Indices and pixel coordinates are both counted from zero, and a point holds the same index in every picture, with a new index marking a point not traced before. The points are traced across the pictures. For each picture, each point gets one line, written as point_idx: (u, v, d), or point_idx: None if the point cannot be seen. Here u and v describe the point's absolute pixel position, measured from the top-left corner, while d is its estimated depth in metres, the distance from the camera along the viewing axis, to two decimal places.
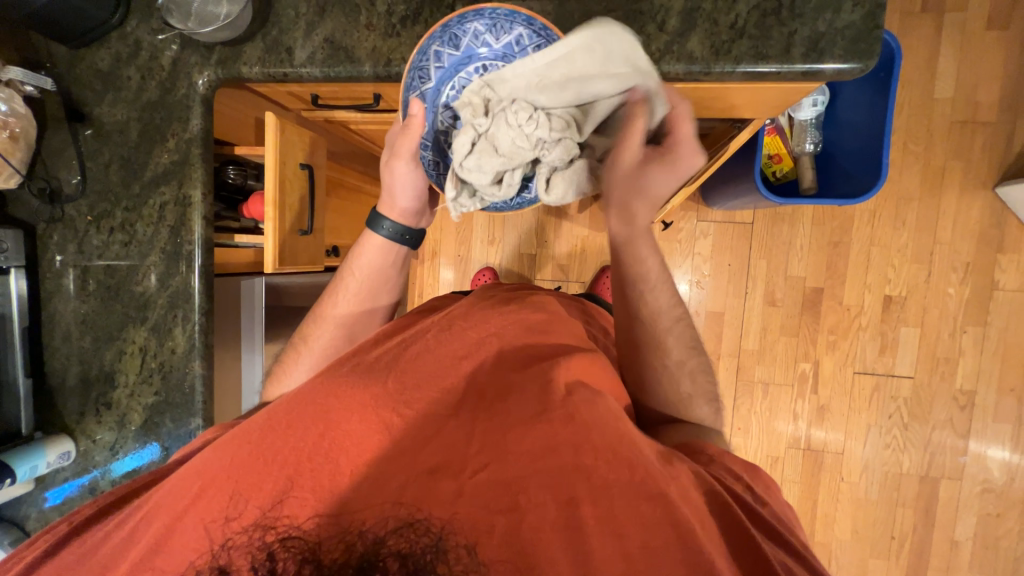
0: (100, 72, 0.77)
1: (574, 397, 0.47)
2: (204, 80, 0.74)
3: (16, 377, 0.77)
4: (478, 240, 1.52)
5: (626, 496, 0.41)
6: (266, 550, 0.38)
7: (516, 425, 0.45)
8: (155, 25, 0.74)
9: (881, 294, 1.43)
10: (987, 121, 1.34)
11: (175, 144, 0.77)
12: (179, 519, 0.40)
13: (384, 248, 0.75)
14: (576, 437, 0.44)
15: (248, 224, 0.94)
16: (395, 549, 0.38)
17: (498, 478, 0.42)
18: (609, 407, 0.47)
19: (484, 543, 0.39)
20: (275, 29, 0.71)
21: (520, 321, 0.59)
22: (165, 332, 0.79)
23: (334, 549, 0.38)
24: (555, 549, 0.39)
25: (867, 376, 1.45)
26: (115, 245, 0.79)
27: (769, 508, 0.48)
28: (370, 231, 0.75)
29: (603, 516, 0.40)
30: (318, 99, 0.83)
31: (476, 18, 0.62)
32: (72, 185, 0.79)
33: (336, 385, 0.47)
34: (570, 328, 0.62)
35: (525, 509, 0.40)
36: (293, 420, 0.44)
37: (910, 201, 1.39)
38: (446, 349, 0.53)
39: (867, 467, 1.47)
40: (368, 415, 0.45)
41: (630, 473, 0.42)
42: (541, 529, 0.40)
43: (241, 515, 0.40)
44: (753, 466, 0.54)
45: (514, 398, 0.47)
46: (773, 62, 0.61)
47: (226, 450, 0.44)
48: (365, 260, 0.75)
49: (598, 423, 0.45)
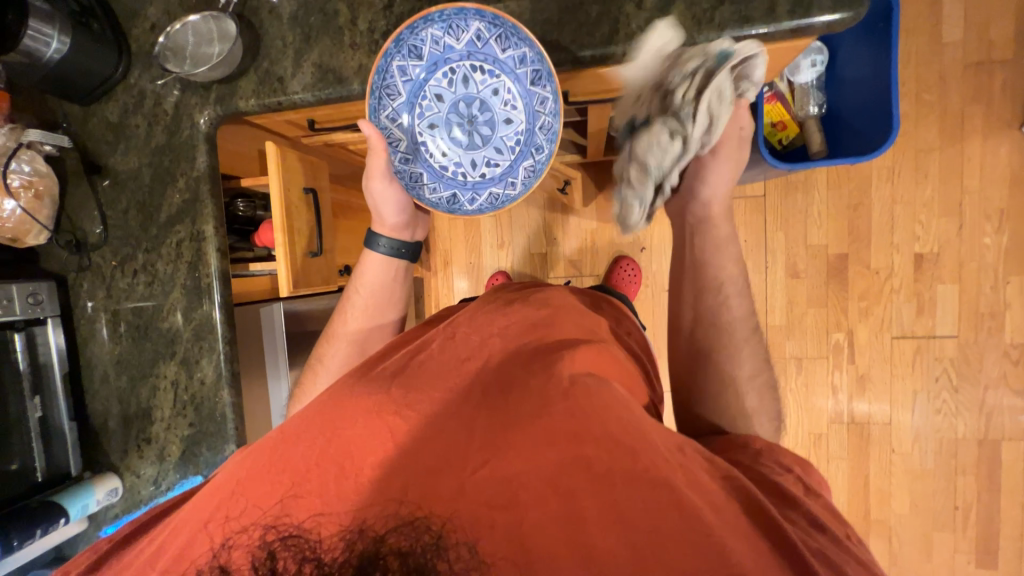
0: (111, 124, 0.81)
1: (578, 389, 0.46)
2: (205, 118, 0.77)
3: (62, 420, 0.81)
4: (488, 246, 1.53)
5: (627, 484, 0.40)
6: (266, 549, 0.39)
7: (515, 421, 0.44)
8: (155, 72, 0.78)
9: (910, 253, 1.36)
10: (1004, 59, 1.28)
11: (185, 184, 0.80)
12: (204, 526, 0.41)
13: (385, 264, 0.80)
14: (576, 430, 0.43)
15: (262, 251, 0.97)
16: (396, 547, 0.37)
17: (498, 474, 0.41)
18: (616, 395, 0.47)
19: (483, 538, 0.38)
20: (266, 60, 0.74)
21: (525, 319, 0.59)
22: (193, 365, 0.82)
23: (335, 548, 0.38)
24: (559, 540, 0.38)
25: (907, 341, 1.38)
26: (140, 285, 0.83)
27: (819, 499, 0.50)
28: (370, 250, 0.80)
29: (603, 505, 0.40)
30: (315, 124, 0.85)
31: (429, 24, 0.65)
32: (96, 234, 0.83)
33: (346, 393, 0.49)
34: (574, 320, 0.61)
35: (526, 503, 0.40)
36: (299, 432, 0.45)
37: (930, 152, 1.33)
38: (450, 354, 0.54)
39: (919, 436, 1.39)
40: (371, 419, 0.45)
41: (632, 463, 0.41)
42: (540, 521, 0.39)
43: (243, 516, 0.41)
44: (805, 462, 0.55)
45: (513, 391, 0.47)
46: (758, 24, 0.59)
47: (243, 459, 0.45)
48: (368, 276, 0.80)
49: (602, 409, 0.44)
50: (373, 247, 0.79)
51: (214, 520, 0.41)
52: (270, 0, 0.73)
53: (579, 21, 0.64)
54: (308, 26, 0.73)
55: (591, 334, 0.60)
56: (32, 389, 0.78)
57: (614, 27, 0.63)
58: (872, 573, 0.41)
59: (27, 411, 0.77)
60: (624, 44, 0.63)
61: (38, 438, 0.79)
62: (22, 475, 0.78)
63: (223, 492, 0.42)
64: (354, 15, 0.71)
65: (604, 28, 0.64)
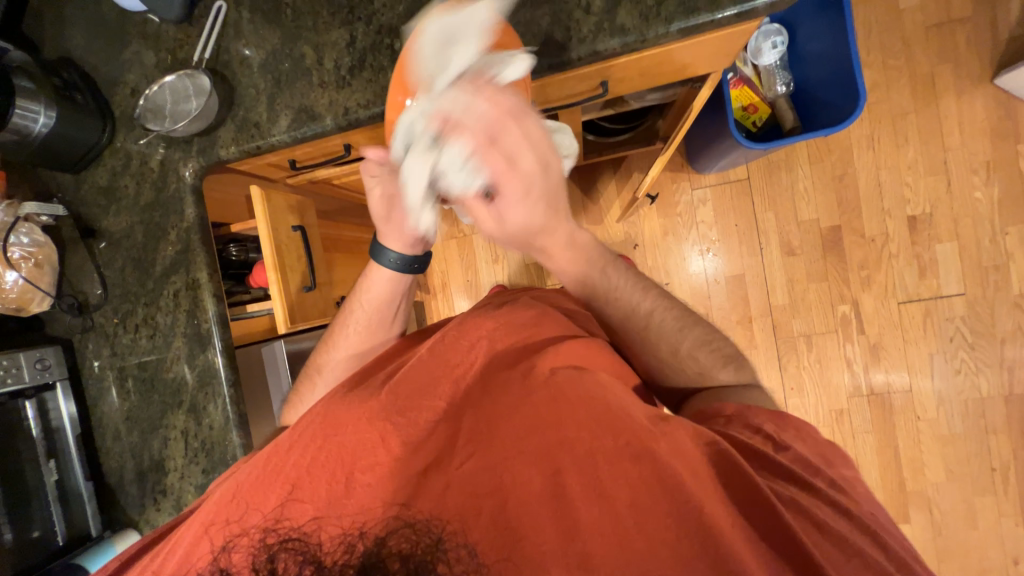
0: (102, 188, 0.84)
1: (558, 377, 0.50)
2: (190, 171, 0.80)
3: (79, 481, 0.82)
4: (483, 262, 1.54)
5: (611, 461, 0.44)
6: (267, 552, 0.41)
7: (503, 411, 0.48)
8: (138, 134, 0.81)
9: (903, 216, 1.36)
10: (964, 17, 1.29)
11: (177, 235, 0.83)
12: (206, 530, 0.44)
13: (394, 278, 0.77)
14: (559, 413, 0.47)
15: (259, 293, 1.00)
16: (396, 549, 0.39)
17: (483, 463, 0.44)
18: (597, 380, 0.51)
19: (471, 524, 0.41)
20: (242, 109, 0.77)
21: (511, 319, 0.61)
22: (201, 411, 0.83)
23: (335, 551, 0.40)
24: (542, 514, 0.42)
25: (914, 304, 1.36)
26: (142, 340, 0.84)
27: (790, 453, 0.49)
28: (377, 262, 0.77)
29: (587, 485, 0.43)
30: (296, 163, 0.88)
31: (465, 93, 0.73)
32: (96, 295, 0.85)
33: (346, 398, 0.51)
34: (559, 316, 0.65)
35: (510, 486, 0.43)
36: (295, 440, 0.47)
37: (907, 115, 1.34)
38: (440, 355, 0.55)
39: (942, 400, 1.36)
40: (363, 426, 0.47)
41: (614, 438, 0.45)
42: (528, 506, 0.42)
43: (246, 519, 0.43)
44: (782, 415, 0.54)
45: (499, 391, 0.50)
46: (703, 13, 0.62)
47: (251, 465, 0.48)
48: (375, 294, 0.78)
49: (582, 394, 0.48)
50: (380, 259, 0.77)
51: (219, 535, 0.43)
52: (240, 52, 0.77)
53: (533, 33, 0.67)
54: (278, 71, 0.76)
55: (576, 330, 0.63)
56: (46, 453, 0.80)
57: (566, 34, 0.66)
58: (843, 517, 0.43)
59: (44, 475, 0.79)
60: (578, 48, 0.65)
61: (56, 502, 0.80)
62: (44, 542, 0.78)
63: (229, 513, 0.44)
64: (320, 56, 0.74)
65: (557, 36, 0.66)
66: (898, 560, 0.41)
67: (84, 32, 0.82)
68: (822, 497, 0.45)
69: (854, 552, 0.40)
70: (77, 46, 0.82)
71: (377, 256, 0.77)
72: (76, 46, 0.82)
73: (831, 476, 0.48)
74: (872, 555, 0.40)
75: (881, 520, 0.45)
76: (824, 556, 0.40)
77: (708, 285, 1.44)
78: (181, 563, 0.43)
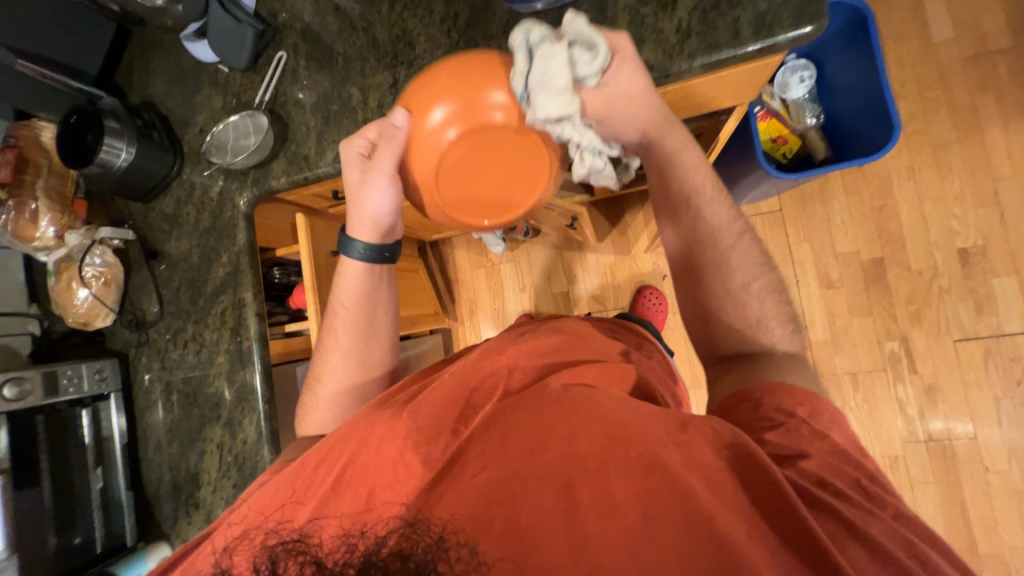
0: (167, 215, 0.93)
1: (575, 392, 0.50)
2: (244, 199, 0.88)
3: (120, 490, 0.86)
4: (511, 290, 1.56)
5: (623, 473, 0.43)
6: (269, 557, 0.40)
7: (514, 424, 0.48)
8: (203, 166, 0.90)
9: (953, 249, 1.29)
10: (1005, 48, 1.27)
11: (228, 258, 0.89)
12: (218, 541, 0.47)
13: (365, 270, 0.77)
14: (572, 426, 0.46)
15: (297, 314, 1.06)
16: (396, 551, 0.37)
17: (494, 475, 0.44)
18: (610, 398, 0.50)
19: (479, 534, 0.41)
20: (293, 144, 0.85)
21: (530, 343, 0.63)
22: (237, 426, 0.87)
23: (335, 551, 0.39)
24: (553, 529, 0.41)
25: (972, 343, 1.27)
26: (189, 355, 0.90)
27: (827, 442, 0.49)
28: (347, 255, 0.77)
29: (599, 498, 0.42)
30: (337, 193, 0.95)
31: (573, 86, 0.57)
32: (153, 312, 0.92)
33: (369, 418, 0.53)
34: (583, 342, 0.65)
35: (520, 498, 0.43)
36: (319, 459, 0.50)
37: (949, 146, 1.29)
38: (460, 376, 0.57)
39: (1014, 450, 1.23)
40: (381, 442, 0.49)
41: (626, 451, 0.44)
42: (539, 519, 0.41)
43: (252, 524, 0.46)
44: (814, 398, 0.53)
45: (511, 412, 0.50)
46: (725, 49, 0.64)
47: (273, 482, 0.50)
48: (352, 290, 0.78)
49: (593, 413, 0.47)
50: (348, 253, 0.76)
51: (235, 536, 0.46)
52: (295, 95, 0.85)
53: None
54: (327, 110, 0.83)
55: (597, 355, 0.63)
56: (95, 461, 0.84)
57: None
58: (877, 521, 0.41)
59: (90, 482, 0.83)
60: None
61: (98, 509, 0.83)
62: (83, 548, 0.81)
63: (246, 518, 0.47)
64: (365, 96, 0.81)
65: None
66: (931, 572, 0.38)
67: (164, 81, 0.94)
68: (851, 500, 0.43)
69: (885, 559, 0.39)
70: (158, 92, 0.94)
71: (346, 253, 0.76)
72: (157, 92, 0.94)
73: (871, 470, 0.47)
74: (909, 565, 0.38)
75: (920, 528, 0.42)
76: (850, 561, 0.39)
77: None
78: (197, 568, 0.45)
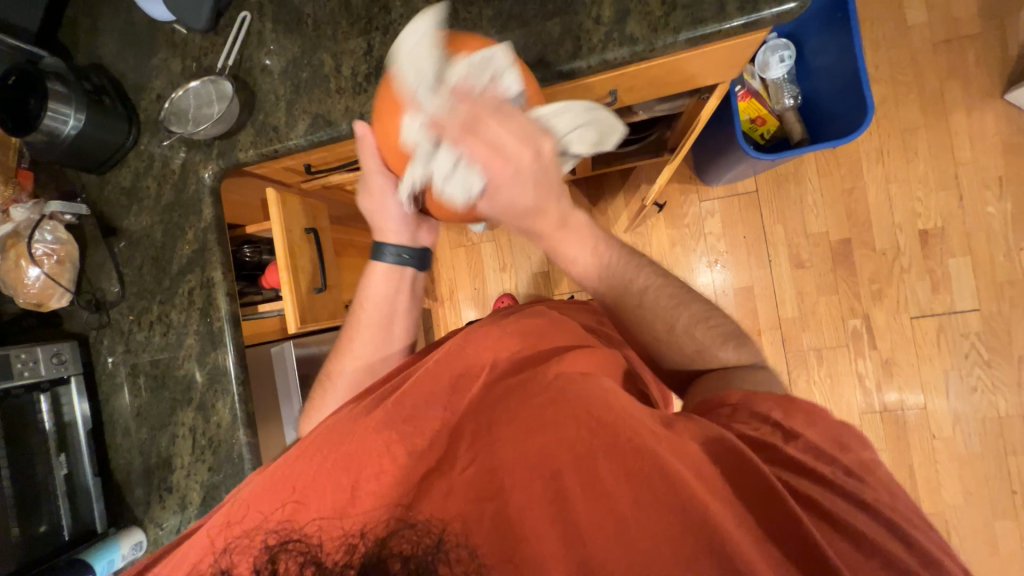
0: (125, 189, 0.87)
1: (562, 382, 0.51)
2: (210, 172, 0.83)
3: (87, 477, 0.83)
4: (491, 270, 1.55)
5: (612, 459, 0.44)
6: (268, 554, 0.42)
7: (504, 415, 0.49)
8: (162, 136, 0.84)
9: (914, 230, 1.35)
10: (973, 34, 1.30)
11: (194, 235, 0.85)
12: (203, 534, 0.46)
13: (393, 274, 0.84)
14: (560, 416, 0.47)
15: (270, 294, 1.03)
16: (397, 550, 0.40)
17: (485, 469, 0.45)
18: (602, 388, 0.51)
19: (473, 527, 0.42)
20: (261, 113, 0.80)
21: (517, 330, 0.63)
22: (210, 409, 0.84)
23: (336, 552, 0.41)
24: (544, 519, 0.42)
25: (928, 320, 1.34)
26: (156, 337, 0.86)
27: (802, 442, 0.47)
28: (378, 259, 0.84)
29: (587, 485, 0.43)
30: (311, 167, 0.91)
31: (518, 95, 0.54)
32: (114, 292, 0.88)
33: (357, 414, 0.54)
34: (567, 325, 0.66)
35: (512, 489, 0.43)
36: (305, 452, 0.49)
37: (916, 130, 1.34)
38: (447, 366, 0.57)
39: (958, 418, 1.33)
40: (370, 435, 0.49)
41: (616, 437, 0.45)
42: (529, 509, 0.42)
43: (236, 521, 0.45)
44: (789, 399, 0.51)
45: (502, 403, 0.51)
46: (711, 23, 0.63)
47: (254, 480, 0.49)
48: (377, 295, 0.84)
49: (585, 400, 0.48)
50: (379, 257, 0.83)
51: (217, 534, 0.44)
52: (262, 61, 0.80)
53: (545, 41, 0.69)
54: (297, 78, 0.79)
55: (583, 338, 0.64)
56: (58, 447, 0.81)
57: (577, 43, 0.68)
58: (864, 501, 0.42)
59: (54, 469, 0.80)
60: (589, 57, 0.67)
61: (63, 496, 0.80)
62: (50, 536, 0.78)
63: (229, 510, 0.46)
64: (338, 64, 0.77)
65: (568, 45, 0.68)
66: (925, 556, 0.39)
67: (115, 41, 0.86)
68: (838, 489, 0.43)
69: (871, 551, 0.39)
70: (108, 54, 0.86)
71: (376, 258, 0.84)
72: (107, 53, 0.86)
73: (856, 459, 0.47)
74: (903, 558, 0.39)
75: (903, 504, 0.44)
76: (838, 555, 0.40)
77: (716, 296, 1.43)
78: (184, 564, 0.44)
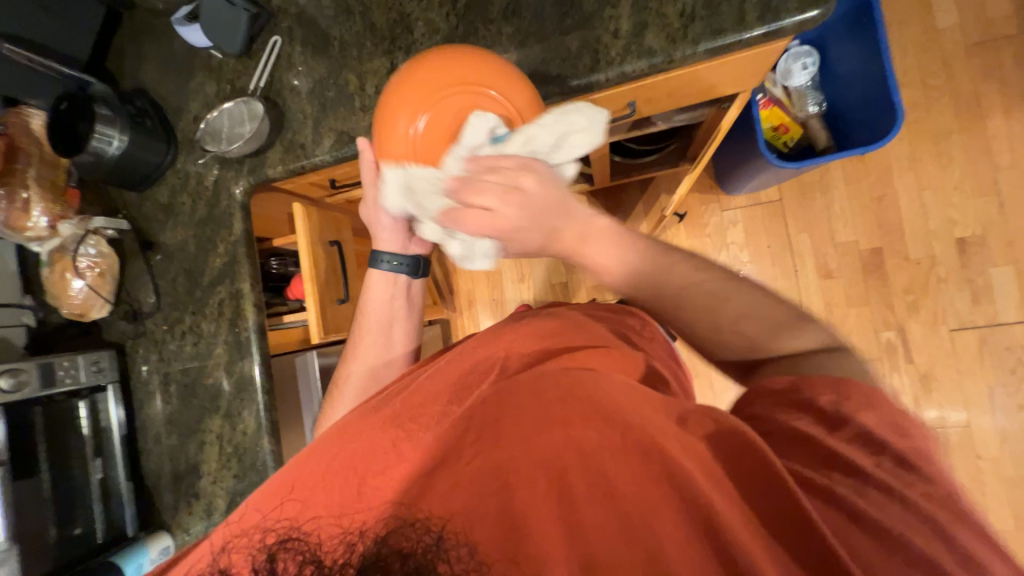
0: (161, 205, 0.91)
1: (570, 378, 0.51)
2: (240, 188, 0.87)
3: (120, 481, 0.86)
4: (509, 282, 1.56)
5: (617, 458, 0.43)
6: (267, 552, 0.41)
7: (509, 409, 0.48)
8: (197, 155, 0.89)
9: (951, 238, 1.29)
10: (1008, 35, 1.26)
11: (225, 248, 0.88)
12: (213, 534, 0.46)
13: (389, 280, 0.87)
14: (567, 411, 0.47)
15: (295, 305, 1.05)
16: (397, 548, 0.39)
17: (490, 463, 0.44)
18: (611, 384, 0.50)
19: (476, 526, 0.40)
20: (290, 131, 0.83)
21: (526, 333, 0.63)
22: (236, 417, 0.86)
23: (335, 550, 0.40)
24: (548, 517, 0.41)
25: (968, 332, 1.28)
26: (187, 346, 0.89)
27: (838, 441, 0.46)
28: (375, 268, 0.87)
29: (592, 484, 0.42)
30: (335, 182, 0.94)
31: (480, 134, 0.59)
32: (149, 303, 0.91)
33: (366, 416, 0.55)
34: (580, 327, 0.65)
35: (518, 486, 0.42)
36: (313, 453, 0.50)
37: (950, 135, 1.29)
38: (455, 367, 0.58)
39: (1006, 437, 1.25)
40: (378, 435, 0.50)
41: (621, 436, 0.44)
42: (533, 505, 0.41)
43: (242, 519, 0.45)
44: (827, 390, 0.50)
45: (507, 395, 0.50)
46: (730, 33, 0.63)
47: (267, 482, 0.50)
48: (376, 301, 0.87)
49: (591, 399, 0.48)
50: (375, 265, 0.86)
51: (226, 531, 0.45)
52: (291, 81, 0.83)
53: (562, 56, 0.70)
54: (324, 97, 0.82)
55: (595, 338, 0.63)
56: (94, 451, 0.84)
57: (595, 57, 0.68)
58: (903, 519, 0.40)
59: (89, 473, 0.83)
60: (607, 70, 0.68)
61: (98, 500, 0.83)
62: (85, 539, 0.81)
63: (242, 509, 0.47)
64: (362, 83, 0.80)
65: (586, 59, 0.69)
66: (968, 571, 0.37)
67: (156, 67, 0.91)
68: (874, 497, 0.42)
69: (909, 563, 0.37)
70: (150, 78, 0.92)
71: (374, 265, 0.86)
72: (149, 78, 0.92)
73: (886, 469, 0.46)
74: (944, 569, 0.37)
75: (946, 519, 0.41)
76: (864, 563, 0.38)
77: None
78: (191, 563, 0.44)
